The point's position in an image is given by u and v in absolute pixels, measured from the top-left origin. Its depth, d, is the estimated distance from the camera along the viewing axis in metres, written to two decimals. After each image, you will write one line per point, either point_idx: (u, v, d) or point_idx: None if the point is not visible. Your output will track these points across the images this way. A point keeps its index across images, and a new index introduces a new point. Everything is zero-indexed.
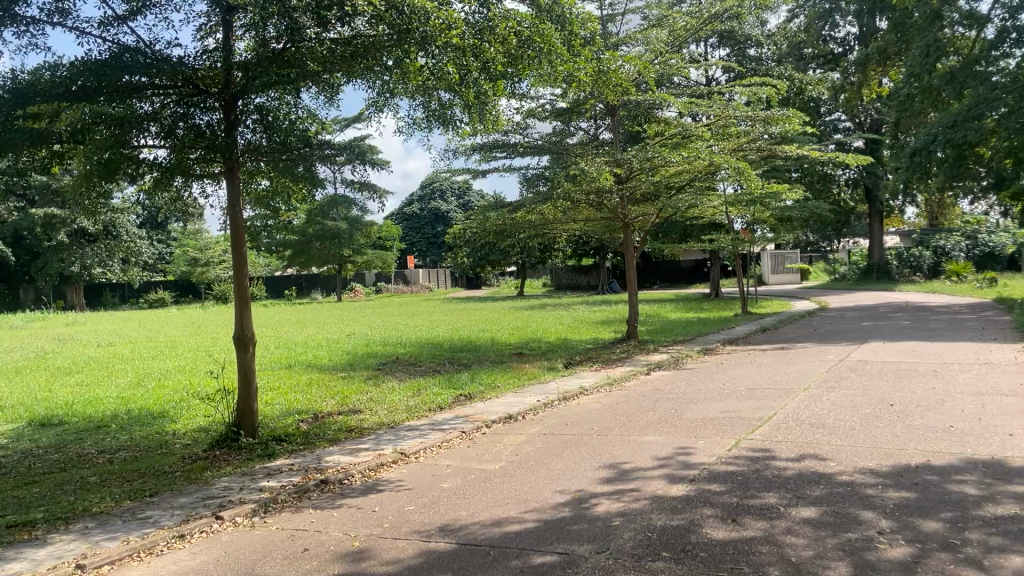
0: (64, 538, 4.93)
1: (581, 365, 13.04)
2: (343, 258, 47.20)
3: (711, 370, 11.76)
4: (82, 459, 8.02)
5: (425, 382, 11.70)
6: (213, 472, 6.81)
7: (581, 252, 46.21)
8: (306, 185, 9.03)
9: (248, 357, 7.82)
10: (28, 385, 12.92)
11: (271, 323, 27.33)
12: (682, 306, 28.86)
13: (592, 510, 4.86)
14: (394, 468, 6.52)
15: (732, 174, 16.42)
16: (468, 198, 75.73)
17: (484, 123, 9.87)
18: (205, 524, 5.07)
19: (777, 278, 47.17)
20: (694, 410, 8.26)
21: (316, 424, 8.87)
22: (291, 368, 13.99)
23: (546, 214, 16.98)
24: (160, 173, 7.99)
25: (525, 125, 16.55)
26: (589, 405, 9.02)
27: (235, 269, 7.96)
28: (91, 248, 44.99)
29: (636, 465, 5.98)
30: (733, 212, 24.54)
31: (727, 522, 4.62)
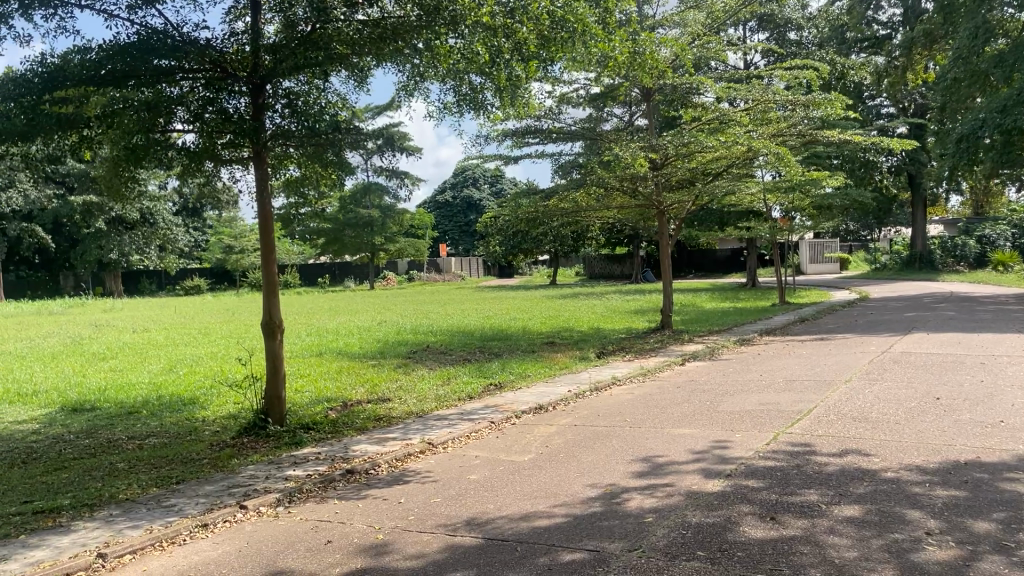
0: (87, 525, 4.87)
1: (614, 355, 12.84)
2: (376, 246, 47.35)
3: (747, 361, 11.49)
4: (112, 444, 8.04)
5: (456, 371, 11.59)
6: (240, 460, 6.74)
7: (615, 241, 45.82)
8: (336, 171, 8.90)
9: (275, 344, 7.77)
10: (63, 371, 13.06)
11: (304, 310, 27.49)
12: (717, 296, 28.41)
13: (624, 506, 4.69)
14: (422, 458, 6.40)
15: (772, 160, 16.08)
16: (501, 186, 75.56)
17: (516, 108, 9.69)
18: (228, 514, 4.98)
19: (815, 268, 46.38)
20: (730, 402, 8.03)
21: (346, 412, 8.78)
22: (322, 356, 14.00)
23: (580, 202, 16.77)
24: (188, 158, 7.98)
25: (558, 111, 16.35)
26: (622, 396, 8.83)
27: (263, 255, 7.89)
28: (130, 235, 45.68)
29: (671, 459, 5.79)
30: (771, 200, 24.12)
31: (766, 520, 4.41)
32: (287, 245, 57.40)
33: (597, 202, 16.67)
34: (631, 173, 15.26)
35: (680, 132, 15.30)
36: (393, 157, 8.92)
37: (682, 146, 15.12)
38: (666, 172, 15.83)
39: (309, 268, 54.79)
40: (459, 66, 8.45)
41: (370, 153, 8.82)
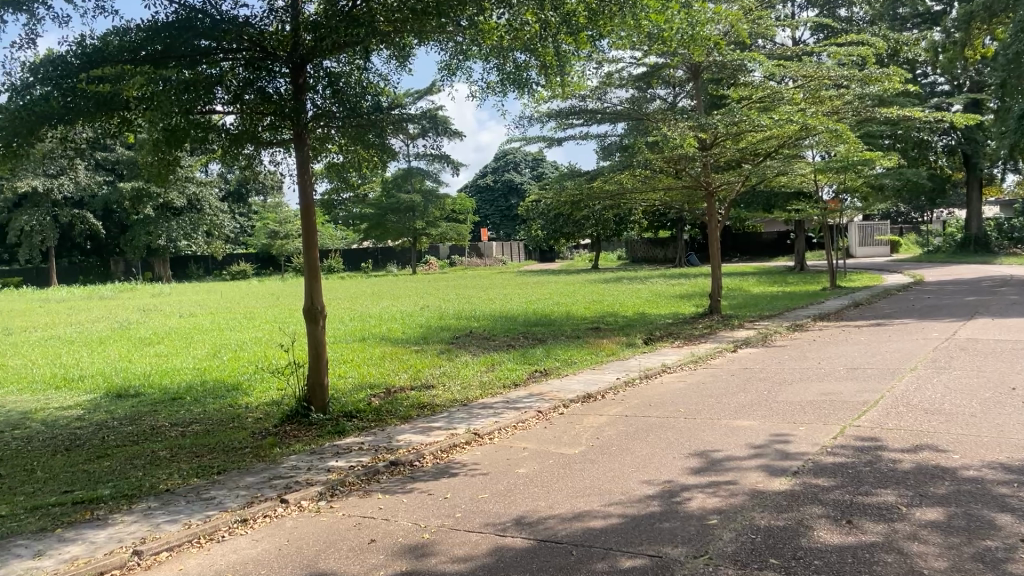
0: (125, 519, 4.73)
1: (662, 341, 12.49)
2: (417, 231, 47.35)
3: (803, 348, 11.03)
4: (156, 431, 7.97)
5: (500, 357, 11.35)
6: (282, 449, 6.58)
7: (659, 224, 45.18)
8: (379, 153, 8.70)
9: (318, 330, 7.59)
10: (110, 356, 13.13)
11: (347, 295, 27.52)
12: (766, 280, 27.71)
13: (685, 506, 4.39)
14: (468, 449, 6.16)
15: (824, 139, 15.53)
16: (542, 169, 75.17)
17: (561, 87, 9.38)
18: (269, 508, 4.78)
19: (865, 251, 45.21)
20: (789, 392, 7.64)
21: (388, 399, 8.61)
22: (365, 341, 13.90)
23: (624, 183, 16.34)
24: (228, 140, 7.87)
25: (603, 91, 15.95)
26: (674, 385, 8.50)
27: (305, 239, 7.65)
28: (177, 221, 46.24)
29: (731, 454, 5.45)
30: (821, 181, 23.39)
31: (841, 524, 4.07)
32: (330, 230, 57.73)
33: (642, 184, 16.24)
34: (679, 154, 14.81)
35: (730, 110, 14.75)
36: (436, 140, 8.68)
37: (733, 124, 14.56)
38: (715, 153, 15.36)
39: (351, 253, 54.98)
40: (505, 43, 8.24)
41: (411, 138, 8.55)
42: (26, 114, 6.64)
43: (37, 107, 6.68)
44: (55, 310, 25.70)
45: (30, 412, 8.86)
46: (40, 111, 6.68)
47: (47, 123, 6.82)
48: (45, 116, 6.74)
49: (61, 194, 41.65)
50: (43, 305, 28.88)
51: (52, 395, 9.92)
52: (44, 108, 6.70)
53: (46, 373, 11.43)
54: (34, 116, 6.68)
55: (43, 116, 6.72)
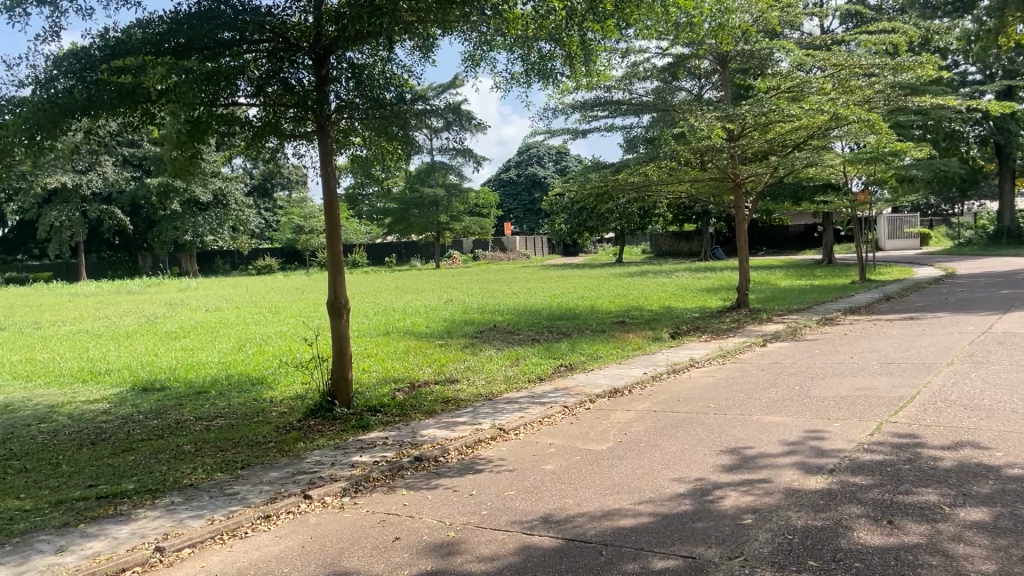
0: (148, 514, 4.67)
1: (689, 335, 12.32)
2: (441, 225, 47.34)
3: (834, 342, 10.80)
4: (181, 425, 7.97)
5: (524, 351, 11.22)
6: (306, 444, 6.51)
7: (684, 217, 44.80)
8: (403, 146, 8.63)
9: (342, 324, 7.51)
10: (136, 350, 13.21)
11: (371, 289, 27.54)
12: (794, 274, 27.34)
13: (718, 505, 4.26)
14: (494, 445, 6.05)
15: (853, 130, 15.24)
16: (565, 162, 74.91)
17: (585, 77, 9.24)
18: (292, 504, 4.70)
19: (894, 243, 44.52)
20: (821, 387, 7.46)
21: (412, 393, 8.54)
22: (389, 335, 13.86)
23: (650, 175, 16.15)
24: (252, 131, 7.89)
25: (629, 82, 15.74)
26: (703, 380, 8.34)
27: (328, 231, 7.59)
28: (204, 216, 46.62)
29: (764, 451, 5.30)
30: (851, 172, 22.99)
31: (881, 524, 3.92)
32: (354, 225, 57.93)
33: (667, 176, 16.04)
34: (706, 145, 14.61)
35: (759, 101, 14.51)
36: (461, 133, 8.52)
37: (761, 115, 14.30)
38: (742, 144, 15.13)
39: (375, 247, 55.10)
40: (530, 33, 8.14)
41: (434, 131, 8.44)
42: (50, 105, 6.60)
43: (61, 99, 6.64)
44: (84, 305, 26.00)
45: (57, 406, 8.89)
46: (64, 103, 6.64)
47: (71, 116, 6.78)
48: (69, 108, 6.70)
49: (90, 190, 42.19)
50: (73, 299, 29.26)
51: (79, 388, 9.96)
52: (68, 100, 6.66)
53: (74, 366, 11.51)
54: (58, 107, 6.64)
55: (67, 108, 6.68)
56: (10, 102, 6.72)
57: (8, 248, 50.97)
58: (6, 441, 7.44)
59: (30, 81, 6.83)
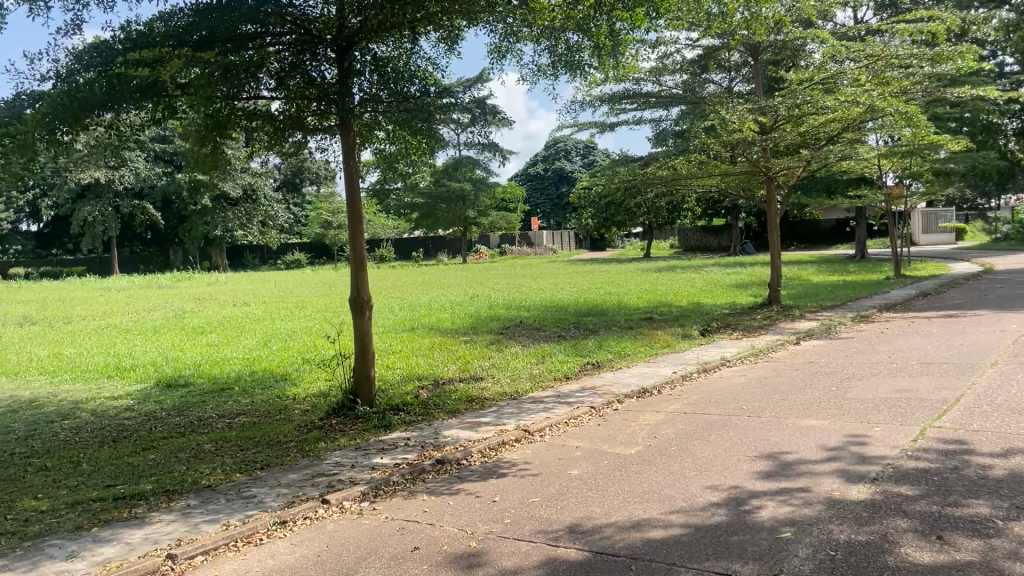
0: (162, 518, 4.55)
1: (719, 332, 12.01)
2: (468, 220, 47.18)
3: (870, 341, 10.46)
4: (202, 423, 7.88)
5: (550, 348, 11.01)
6: (327, 444, 6.37)
7: (714, 212, 44.21)
8: (427, 140, 8.49)
9: (364, 321, 7.37)
10: (161, 345, 13.17)
11: (397, 284, 27.48)
12: (825, 269, 26.82)
13: (754, 517, 4.04)
14: (519, 447, 5.85)
15: (888, 122, 14.86)
16: (592, 156, 74.43)
17: (613, 68, 8.99)
18: (309, 510, 4.54)
19: (928, 238, 43.68)
20: (860, 388, 7.16)
21: (436, 391, 8.36)
22: (414, 331, 13.70)
23: (679, 169, 15.86)
24: (274, 126, 7.75)
25: (659, 73, 15.41)
26: (735, 380, 8.07)
27: (351, 227, 7.44)
28: (233, 211, 46.92)
29: (802, 457, 5.05)
30: (886, 165, 22.43)
31: (931, 540, 3.67)
32: (381, 219, 58.00)
33: (697, 170, 15.71)
34: (738, 138, 14.28)
35: (793, 92, 14.18)
36: (487, 128, 8.35)
37: (794, 107, 13.94)
38: (774, 138, 14.70)
39: (402, 242, 55.15)
40: (558, 24, 7.95)
41: (461, 127, 8.26)
42: (69, 99, 6.49)
43: (81, 93, 6.53)
44: (115, 299, 26.24)
45: (81, 402, 8.86)
46: (84, 97, 6.53)
47: (92, 110, 6.68)
48: (89, 102, 6.58)
49: (122, 186, 42.63)
50: (105, 294, 29.59)
51: (104, 384, 9.93)
52: (88, 93, 6.55)
53: (99, 362, 11.50)
54: (78, 101, 6.53)
55: (87, 102, 6.57)
56: (30, 96, 6.62)
57: (43, 242, 51.77)
58: (29, 438, 7.38)
59: (52, 75, 6.74)
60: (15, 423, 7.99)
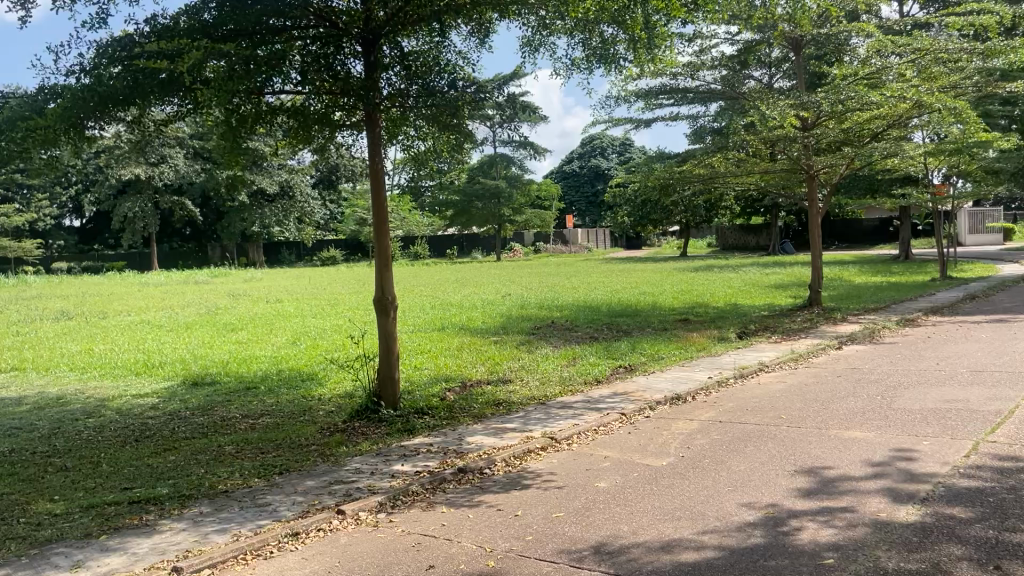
0: (172, 526, 4.38)
1: (757, 335, 11.66)
2: (503, 218, 47.03)
3: (915, 346, 10.03)
4: (227, 423, 7.77)
5: (582, 350, 10.75)
6: (347, 449, 6.19)
7: (753, 210, 43.54)
8: (458, 138, 8.22)
9: (388, 321, 7.19)
10: (191, 342, 13.16)
11: (431, 282, 27.37)
12: (867, 269, 26.15)
13: (793, 539, 3.76)
14: (545, 456, 5.61)
15: (933, 119, 14.37)
16: (630, 154, 73.95)
17: (649, 63, 8.73)
18: (323, 521, 4.34)
19: (974, 238, 42.57)
20: (906, 398, 6.80)
21: (462, 394, 8.15)
22: (445, 330, 13.54)
23: (716, 167, 15.48)
24: (297, 120, 7.55)
25: (696, 68, 15.06)
26: (773, 386, 7.74)
27: (376, 225, 7.23)
28: (270, 208, 47.30)
29: (846, 473, 4.74)
30: (932, 163, 21.79)
31: (989, 570, 3.35)
32: (417, 217, 58.13)
33: (735, 168, 15.31)
34: (778, 135, 13.90)
35: (836, 87, 13.83)
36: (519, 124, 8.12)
37: (838, 103, 13.62)
38: (815, 135, 14.23)
39: (437, 239, 55.14)
40: (591, 16, 7.74)
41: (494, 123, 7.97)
42: (90, 93, 6.41)
43: (102, 87, 6.43)
44: (153, 294, 26.53)
45: (108, 400, 8.84)
46: (105, 91, 6.44)
47: (114, 104, 6.59)
48: (109, 97, 6.49)
49: (162, 182, 43.18)
50: (143, 289, 29.95)
51: (132, 381, 9.91)
52: (109, 87, 6.45)
53: (130, 358, 11.51)
54: (98, 95, 6.45)
55: (108, 97, 6.48)
56: (52, 90, 6.55)
57: (86, 237, 52.67)
58: (53, 436, 7.35)
59: (77, 70, 6.66)
60: (40, 420, 7.97)
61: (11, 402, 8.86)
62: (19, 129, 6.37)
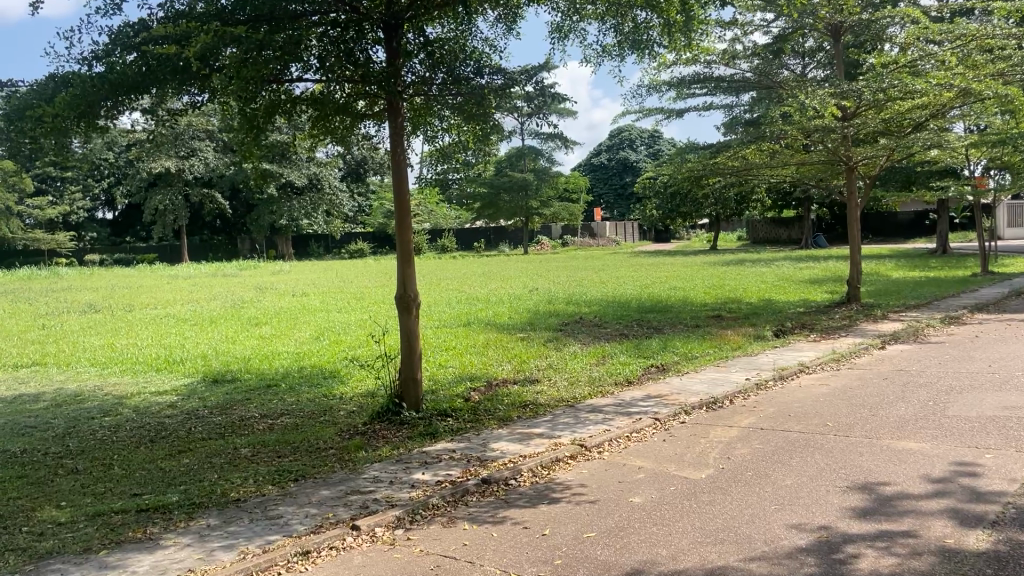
0: (176, 541, 4.08)
1: (795, 333, 11.20)
2: (531, 211, 46.55)
3: (964, 346, 9.52)
4: (244, 424, 7.53)
5: (612, 348, 10.36)
6: (367, 454, 5.89)
7: (785, 203, 42.69)
8: (487, 133, 7.83)
9: (411, 320, 6.89)
10: (214, 337, 12.98)
11: (458, 275, 27.10)
12: (905, 264, 25.40)
13: (853, 570, 3.38)
14: (575, 465, 5.26)
15: (974, 109, 13.78)
16: (659, 146, 73.06)
17: (684, 49, 8.31)
18: (336, 538, 4.01)
19: (1014, 232, 41.34)
20: (960, 404, 6.35)
21: (488, 394, 7.84)
22: (470, 326, 13.25)
23: (750, 158, 14.99)
24: (317, 109, 7.27)
25: (730, 56, 14.57)
26: (816, 390, 7.31)
27: (398, 219, 6.91)
28: (298, 201, 47.25)
29: (903, 490, 4.35)
30: (974, 154, 21.03)
31: None
32: (444, 210, 57.88)
33: (770, 160, 14.77)
34: (817, 124, 13.37)
35: (878, 75, 13.32)
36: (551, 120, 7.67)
37: (880, 91, 13.09)
38: (854, 124, 13.69)
39: (464, 232, 54.82)
40: None
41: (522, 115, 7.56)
42: (101, 80, 6.16)
43: (113, 74, 6.18)
44: (180, 287, 26.58)
45: (125, 397, 8.65)
46: (116, 79, 6.18)
47: (126, 93, 6.34)
48: (121, 84, 6.23)
49: (192, 175, 43.39)
50: (172, 281, 30.07)
51: (152, 377, 9.76)
52: (121, 74, 6.19)
53: (151, 354, 11.33)
54: (110, 83, 6.19)
55: (120, 85, 6.22)
56: (61, 78, 6.30)
57: (118, 229, 53.08)
58: (67, 436, 7.16)
59: (88, 57, 6.41)
60: (56, 418, 7.80)
61: (30, 399, 8.72)
62: (28, 118, 6.14)
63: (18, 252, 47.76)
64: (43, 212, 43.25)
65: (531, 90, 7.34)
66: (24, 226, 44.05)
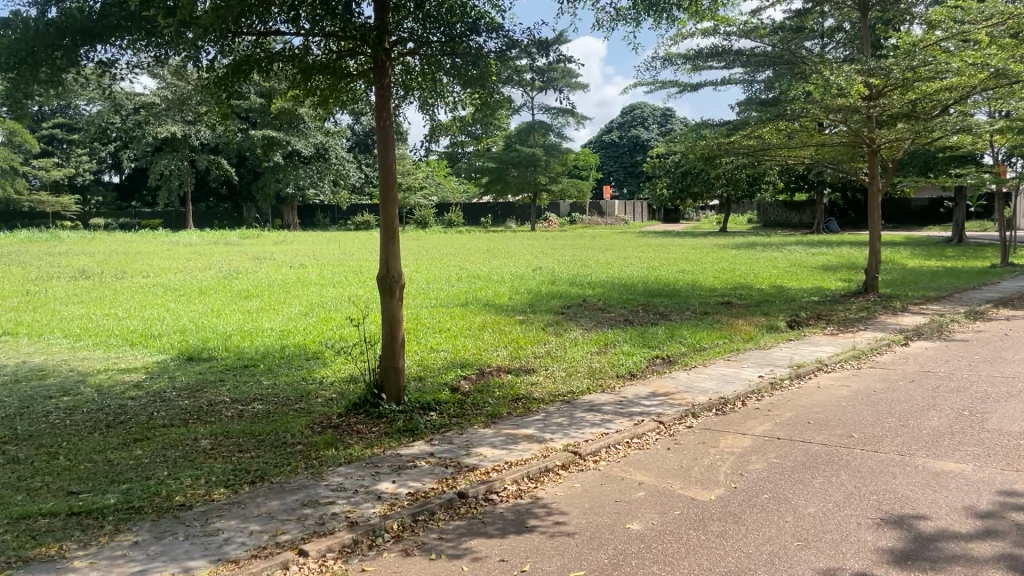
0: (90, 564, 3.46)
1: (810, 325, 10.54)
2: (539, 186, 45.74)
3: (995, 345, 8.82)
4: (211, 409, 6.91)
5: (615, 336, 9.69)
6: (336, 453, 5.26)
7: (798, 186, 41.84)
8: (491, 101, 7.10)
9: (393, 304, 6.24)
10: (200, 310, 12.36)
11: (462, 252, 26.40)
12: (922, 253, 24.61)
13: None
14: (566, 477, 4.63)
15: (1001, 95, 12.99)
16: (671, 124, 72.06)
17: (702, 15, 7.55)
18: (279, 568, 3.40)
19: None
20: (999, 416, 5.68)
21: (478, 385, 7.21)
22: (467, 306, 12.62)
23: (767, 138, 14.19)
24: (298, 66, 6.50)
25: (751, 28, 13.71)
26: (836, 393, 6.64)
27: (382, 191, 6.25)
28: (304, 169, 46.46)
29: (948, 527, 3.71)
30: (998, 141, 20.26)
31: None
32: (451, 184, 57.15)
33: (788, 140, 14.03)
34: (841, 103, 12.57)
35: (909, 52, 12.57)
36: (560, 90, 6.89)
37: (910, 69, 12.33)
38: (879, 105, 12.85)
39: (471, 207, 54.09)
40: None
41: (533, 88, 6.87)
42: (47, 24, 5.41)
43: (61, 17, 5.44)
44: (178, 255, 26.05)
45: (89, 375, 8.04)
46: (65, 23, 5.44)
47: (81, 41, 5.59)
48: (69, 29, 5.49)
49: (197, 141, 42.67)
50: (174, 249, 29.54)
51: (125, 353, 9.15)
52: (70, 18, 5.44)
53: (128, 327, 10.71)
54: (57, 27, 5.45)
55: (70, 30, 5.49)
56: (0, 21, 5.48)
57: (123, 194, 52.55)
58: (18, 418, 6.57)
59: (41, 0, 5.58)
60: (10, 396, 7.21)
61: None
62: None
63: (23, 213, 47.34)
64: (48, 174, 42.83)
65: (543, 61, 6.57)
66: (29, 188, 43.60)
